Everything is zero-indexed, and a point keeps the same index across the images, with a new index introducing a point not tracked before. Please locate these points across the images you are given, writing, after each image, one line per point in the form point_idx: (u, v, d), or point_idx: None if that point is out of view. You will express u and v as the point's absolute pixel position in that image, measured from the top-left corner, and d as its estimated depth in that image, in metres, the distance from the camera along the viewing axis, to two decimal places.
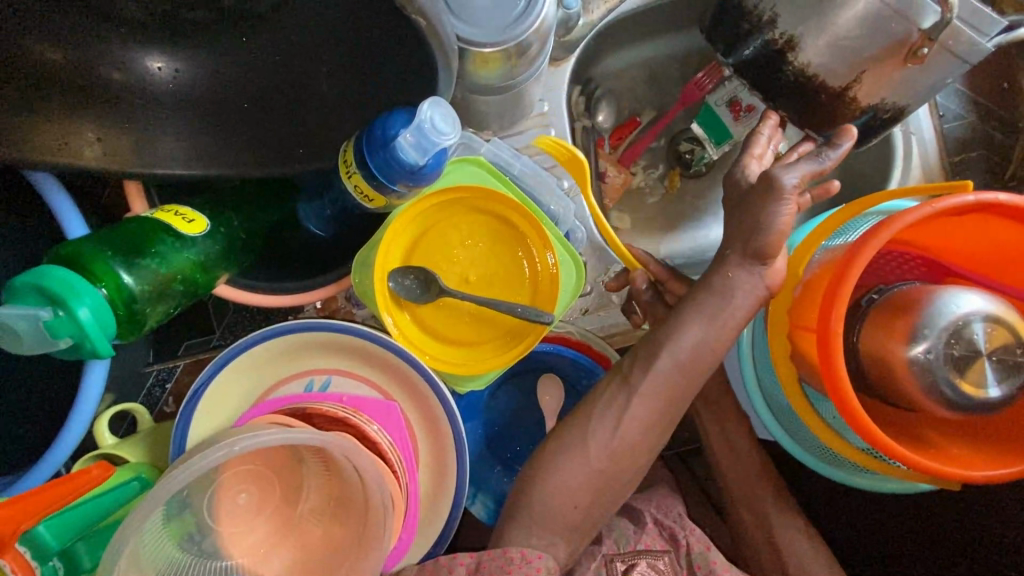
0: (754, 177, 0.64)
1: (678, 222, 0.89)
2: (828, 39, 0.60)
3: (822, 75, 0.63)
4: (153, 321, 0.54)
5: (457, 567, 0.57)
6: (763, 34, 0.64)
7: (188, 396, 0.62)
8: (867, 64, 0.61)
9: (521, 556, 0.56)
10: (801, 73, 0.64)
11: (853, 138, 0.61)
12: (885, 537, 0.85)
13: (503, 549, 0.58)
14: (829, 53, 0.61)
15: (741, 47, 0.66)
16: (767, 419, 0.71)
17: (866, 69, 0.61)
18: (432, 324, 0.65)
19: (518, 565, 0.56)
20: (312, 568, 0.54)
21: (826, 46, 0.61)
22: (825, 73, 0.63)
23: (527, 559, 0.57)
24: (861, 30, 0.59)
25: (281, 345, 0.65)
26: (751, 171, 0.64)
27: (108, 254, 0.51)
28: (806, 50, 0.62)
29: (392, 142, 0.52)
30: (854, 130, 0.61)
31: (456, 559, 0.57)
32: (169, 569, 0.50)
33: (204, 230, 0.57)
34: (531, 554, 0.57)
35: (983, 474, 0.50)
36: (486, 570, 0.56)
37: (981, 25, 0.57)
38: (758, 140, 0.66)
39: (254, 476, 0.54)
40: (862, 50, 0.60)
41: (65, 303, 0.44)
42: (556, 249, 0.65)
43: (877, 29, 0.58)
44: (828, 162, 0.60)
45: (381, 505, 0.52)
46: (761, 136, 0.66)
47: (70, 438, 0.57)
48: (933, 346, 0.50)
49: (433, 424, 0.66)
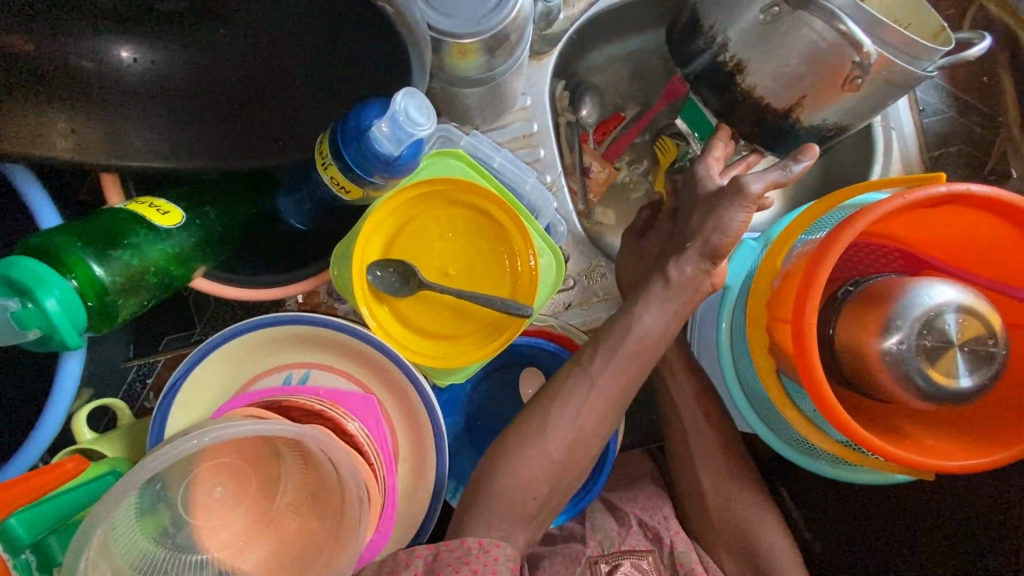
0: (712, 185, 0.64)
1: None
2: (770, 66, 0.62)
3: (767, 97, 0.65)
4: (126, 313, 0.53)
5: (415, 561, 0.56)
6: (714, 53, 0.65)
7: (165, 389, 0.61)
8: (807, 91, 0.62)
9: (479, 546, 0.56)
10: (749, 94, 0.66)
11: (815, 156, 0.59)
12: (866, 530, 0.86)
13: (460, 540, 0.57)
14: (773, 78, 0.63)
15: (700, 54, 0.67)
16: (746, 410, 0.72)
17: (806, 95, 0.62)
18: (411, 318, 0.65)
19: (476, 555, 0.56)
20: (288, 561, 0.54)
21: (769, 73, 0.62)
22: (768, 95, 0.65)
23: (485, 548, 0.57)
24: (800, 61, 0.60)
25: (260, 338, 0.65)
26: (712, 172, 0.65)
27: (79, 246, 0.50)
28: (752, 75, 0.64)
29: (366, 133, 0.52)
30: (816, 151, 0.59)
31: (415, 552, 0.57)
32: (143, 562, 0.50)
33: (179, 222, 0.57)
34: (488, 543, 0.57)
35: (956, 464, 0.50)
36: (443, 562, 0.55)
37: (911, 59, 0.56)
38: (717, 144, 0.67)
39: (230, 468, 0.54)
40: (802, 79, 0.61)
41: (32, 294, 0.44)
42: (536, 245, 0.65)
43: (814, 61, 0.59)
44: (792, 175, 0.58)
45: (355, 497, 0.52)
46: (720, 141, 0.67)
47: (45, 433, 0.57)
48: (906, 336, 0.50)
49: (413, 418, 0.66)
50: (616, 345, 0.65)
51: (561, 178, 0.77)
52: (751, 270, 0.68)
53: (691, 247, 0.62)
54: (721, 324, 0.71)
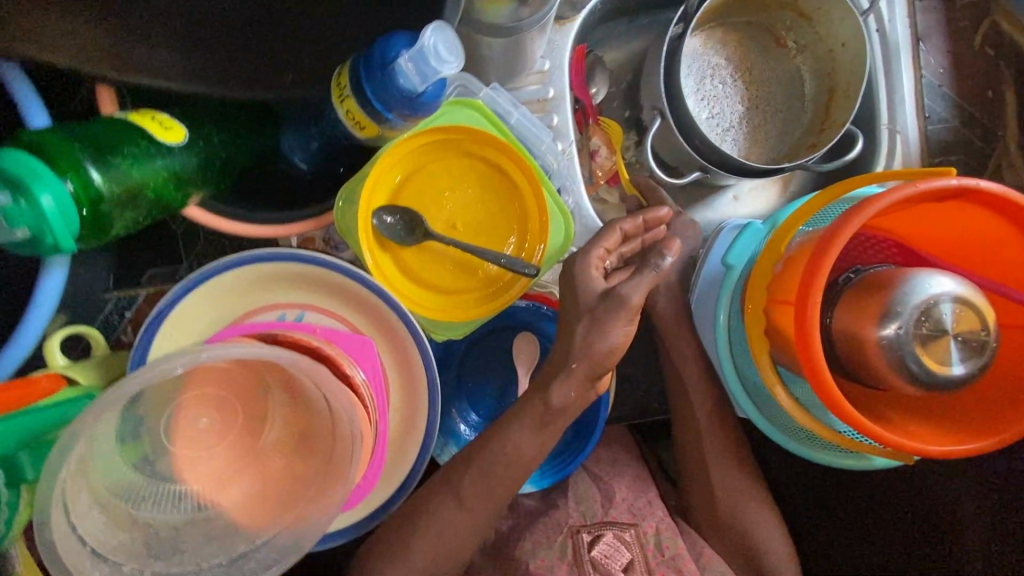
0: (599, 286, 0.63)
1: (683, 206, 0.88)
2: (666, 143, 0.81)
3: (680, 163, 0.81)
4: (118, 227, 0.50)
5: None
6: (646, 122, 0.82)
7: (151, 315, 0.59)
8: (682, 162, 0.81)
9: None
10: (667, 161, 0.84)
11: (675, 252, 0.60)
12: (830, 517, 0.89)
13: None
14: (667, 149, 0.82)
15: (673, 74, 0.75)
16: (738, 394, 0.73)
17: (682, 165, 0.81)
18: (414, 268, 0.64)
19: None
20: (271, 499, 0.52)
21: (667, 146, 0.81)
22: (662, 148, 0.83)
23: None
24: (674, 152, 0.80)
25: (254, 274, 0.62)
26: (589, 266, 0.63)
27: (75, 147, 0.47)
28: (665, 134, 0.79)
29: (391, 65, 0.50)
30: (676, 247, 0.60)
31: None
32: (118, 488, 0.48)
33: (182, 141, 0.54)
34: None
35: (939, 449, 0.52)
36: None
37: (726, 167, 0.77)
38: (611, 235, 0.65)
39: (218, 400, 0.52)
40: (681, 159, 0.80)
41: (26, 188, 0.41)
42: (547, 246, 0.65)
43: (683, 156, 0.79)
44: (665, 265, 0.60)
45: (348, 437, 0.50)
46: (616, 232, 0.65)
47: (19, 349, 0.54)
48: (904, 322, 0.52)
49: (408, 370, 0.65)
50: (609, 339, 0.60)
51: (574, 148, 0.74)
52: (754, 253, 0.69)
53: (573, 367, 0.61)
54: (718, 315, 0.72)
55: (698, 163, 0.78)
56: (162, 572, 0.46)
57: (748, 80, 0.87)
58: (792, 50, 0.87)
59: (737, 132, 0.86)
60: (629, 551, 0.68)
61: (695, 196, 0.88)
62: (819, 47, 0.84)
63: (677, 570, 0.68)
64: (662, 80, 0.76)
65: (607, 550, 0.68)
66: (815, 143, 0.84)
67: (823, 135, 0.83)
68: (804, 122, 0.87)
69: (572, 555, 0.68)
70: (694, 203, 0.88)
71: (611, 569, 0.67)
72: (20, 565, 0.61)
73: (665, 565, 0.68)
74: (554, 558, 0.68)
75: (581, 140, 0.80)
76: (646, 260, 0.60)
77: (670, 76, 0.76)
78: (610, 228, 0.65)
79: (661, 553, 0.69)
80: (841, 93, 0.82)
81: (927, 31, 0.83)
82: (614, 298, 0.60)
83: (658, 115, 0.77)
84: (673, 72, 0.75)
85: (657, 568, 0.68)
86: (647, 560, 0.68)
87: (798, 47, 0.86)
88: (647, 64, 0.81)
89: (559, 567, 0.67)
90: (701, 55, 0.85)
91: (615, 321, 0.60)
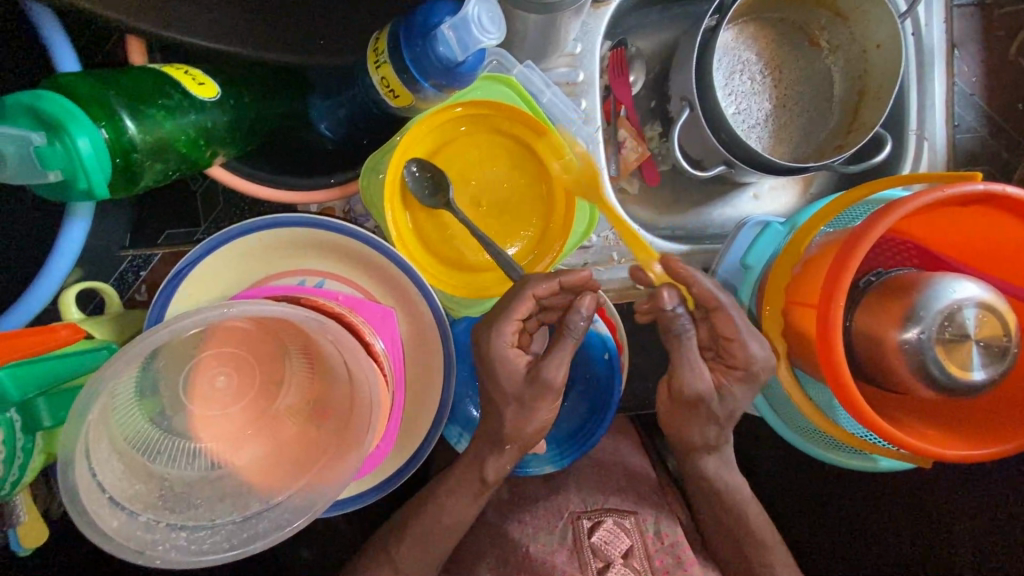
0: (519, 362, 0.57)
1: (704, 202, 0.88)
2: (691, 136, 0.79)
3: (704, 158, 0.80)
4: (148, 179, 0.49)
5: None
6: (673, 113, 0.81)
7: (171, 274, 0.58)
8: (707, 156, 0.79)
9: None
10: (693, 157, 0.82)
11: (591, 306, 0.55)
12: (826, 518, 0.91)
13: None
14: (692, 143, 0.80)
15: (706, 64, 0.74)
16: (755, 394, 0.73)
17: (706, 159, 0.80)
18: (434, 242, 0.64)
19: None
20: (283, 462, 0.51)
21: (691, 140, 0.80)
22: (687, 144, 0.81)
23: None
24: (700, 146, 0.79)
25: (276, 240, 0.62)
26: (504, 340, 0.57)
27: (111, 96, 0.46)
28: (692, 125, 0.78)
29: (432, 32, 0.50)
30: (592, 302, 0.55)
31: None
32: (135, 441, 0.48)
33: (213, 97, 0.54)
34: None
35: (955, 453, 0.52)
36: None
37: (751, 162, 0.75)
38: (525, 304, 0.56)
39: (236, 360, 0.52)
40: (706, 152, 0.79)
41: (63, 130, 0.41)
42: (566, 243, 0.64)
43: (708, 149, 0.78)
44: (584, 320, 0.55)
45: (366, 404, 0.49)
46: (530, 301, 0.56)
47: (38, 298, 0.54)
48: (926, 327, 0.52)
49: (427, 345, 0.65)
50: (537, 411, 0.59)
51: (598, 135, 0.72)
52: (774, 254, 0.68)
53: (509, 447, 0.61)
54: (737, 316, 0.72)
55: (724, 157, 0.77)
56: (178, 524, 0.46)
57: (779, 77, 0.86)
58: (824, 50, 0.86)
59: (764, 128, 0.85)
60: (628, 537, 0.69)
61: (717, 193, 0.87)
62: (852, 49, 0.83)
63: (675, 557, 0.69)
64: (695, 71, 0.75)
65: (606, 536, 0.69)
66: (841, 146, 0.84)
67: (850, 138, 0.83)
68: (832, 124, 0.86)
69: (573, 541, 0.69)
70: (715, 201, 0.88)
71: (610, 555, 0.68)
72: (23, 516, 0.61)
73: (663, 552, 0.70)
74: (554, 543, 0.69)
75: (608, 129, 0.80)
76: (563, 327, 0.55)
77: (702, 66, 0.75)
78: (524, 297, 0.56)
79: (660, 541, 0.70)
80: (872, 95, 0.81)
81: (962, 39, 0.83)
82: (540, 385, 0.56)
83: (687, 106, 0.77)
84: (705, 63, 0.74)
85: (656, 554, 0.69)
86: (646, 547, 0.69)
87: (831, 48, 0.85)
88: (679, 50, 0.79)
89: (559, 552, 0.68)
90: (732, 50, 0.84)
91: (542, 403, 0.58)
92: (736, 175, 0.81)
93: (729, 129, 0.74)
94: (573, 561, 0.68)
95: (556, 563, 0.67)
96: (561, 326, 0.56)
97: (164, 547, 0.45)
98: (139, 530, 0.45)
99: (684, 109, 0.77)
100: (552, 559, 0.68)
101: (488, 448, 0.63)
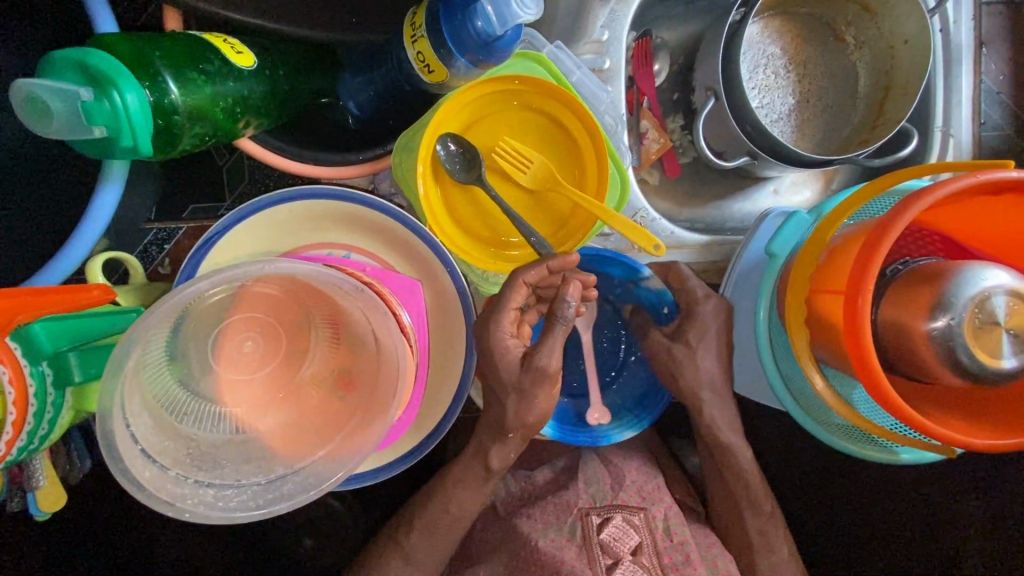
0: (515, 351, 0.57)
1: (726, 195, 0.87)
2: (715, 127, 0.79)
3: (727, 148, 0.80)
4: (186, 142, 0.50)
5: None
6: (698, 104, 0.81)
7: (203, 239, 0.59)
8: (731, 147, 0.79)
9: None
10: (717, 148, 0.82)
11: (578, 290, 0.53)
12: (836, 515, 0.91)
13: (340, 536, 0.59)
14: (717, 135, 0.80)
15: (733, 52, 0.74)
16: (776, 385, 0.72)
17: (730, 150, 0.80)
18: (466, 219, 0.64)
19: None
20: (307, 429, 0.51)
21: (716, 131, 0.80)
22: (712, 135, 0.81)
23: None
24: (724, 137, 0.79)
25: (304, 210, 0.62)
26: (499, 332, 0.57)
27: (156, 57, 0.47)
28: (716, 115, 0.78)
29: (471, 6, 0.51)
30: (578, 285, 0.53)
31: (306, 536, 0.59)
32: (162, 401, 0.48)
33: (251, 66, 0.55)
34: None
35: (982, 442, 0.52)
36: None
37: (777, 155, 0.75)
38: (519, 292, 0.56)
39: (264, 325, 0.52)
40: (732, 143, 0.79)
41: (112, 86, 0.42)
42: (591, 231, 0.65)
43: (734, 140, 0.78)
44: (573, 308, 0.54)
45: (394, 370, 0.50)
46: (524, 288, 0.56)
47: (69, 260, 0.54)
48: (957, 314, 0.51)
49: (448, 322, 0.65)
50: (536, 399, 0.57)
51: (623, 122, 0.72)
52: (799, 242, 0.68)
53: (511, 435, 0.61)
54: (760, 307, 0.71)
55: (748, 148, 0.77)
56: (206, 482, 0.47)
57: (804, 70, 0.86)
58: (850, 46, 0.86)
59: (787, 121, 0.85)
60: (638, 534, 0.68)
61: (738, 187, 0.87)
62: (879, 44, 0.83)
63: (685, 555, 0.67)
64: (722, 61, 0.75)
65: (615, 533, 0.67)
66: (865, 141, 0.83)
67: (875, 133, 0.83)
68: (857, 119, 0.86)
69: (582, 537, 0.67)
70: (736, 194, 0.87)
71: (619, 552, 0.66)
72: (42, 482, 0.61)
73: (673, 550, 0.68)
74: (563, 539, 0.67)
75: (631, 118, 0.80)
76: (553, 315, 0.54)
77: (728, 57, 0.75)
78: (517, 286, 0.56)
79: (670, 538, 0.69)
80: (897, 90, 0.81)
81: (989, 38, 0.83)
82: (535, 371, 0.55)
83: (712, 96, 0.77)
84: (732, 52, 0.74)
85: (664, 552, 0.67)
86: (655, 544, 0.68)
87: (857, 44, 0.85)
88: (705, 40, 0.79)
89: (566, 547, 0.66)
90: (757, 43, 0.84)
91: (540, 389, 0.57)
92: (760, 168, 0.80)
93: (754, 119, 0.73)
94: (582, 556, 0.65)
95: (564, 558, 0.65)
96: (552, 313, 0.55)
97: (193, 502, 0.45)
98: (168, 484, 0.45)
99: (709, 98, 0.77)
100: (562, 555, 0.65)
101: (491, 438, 0.63)
